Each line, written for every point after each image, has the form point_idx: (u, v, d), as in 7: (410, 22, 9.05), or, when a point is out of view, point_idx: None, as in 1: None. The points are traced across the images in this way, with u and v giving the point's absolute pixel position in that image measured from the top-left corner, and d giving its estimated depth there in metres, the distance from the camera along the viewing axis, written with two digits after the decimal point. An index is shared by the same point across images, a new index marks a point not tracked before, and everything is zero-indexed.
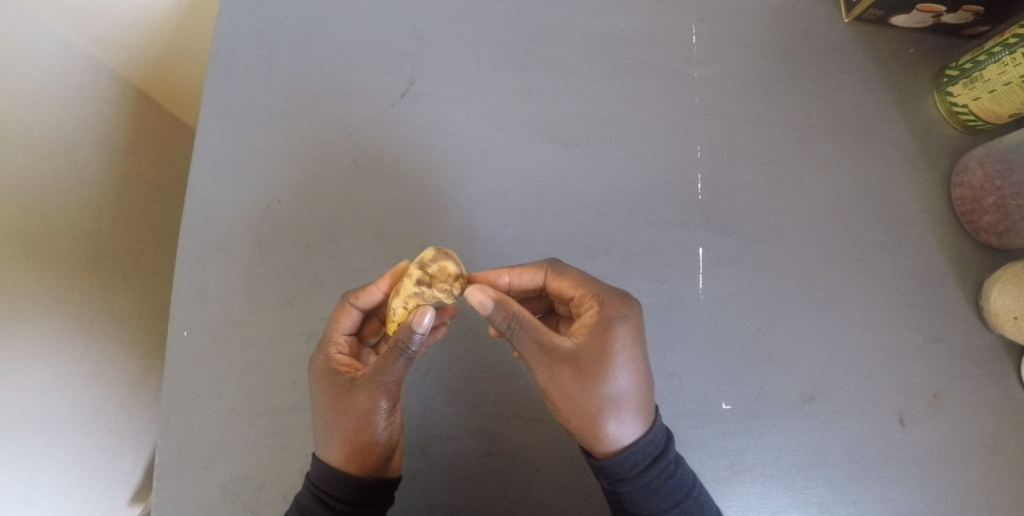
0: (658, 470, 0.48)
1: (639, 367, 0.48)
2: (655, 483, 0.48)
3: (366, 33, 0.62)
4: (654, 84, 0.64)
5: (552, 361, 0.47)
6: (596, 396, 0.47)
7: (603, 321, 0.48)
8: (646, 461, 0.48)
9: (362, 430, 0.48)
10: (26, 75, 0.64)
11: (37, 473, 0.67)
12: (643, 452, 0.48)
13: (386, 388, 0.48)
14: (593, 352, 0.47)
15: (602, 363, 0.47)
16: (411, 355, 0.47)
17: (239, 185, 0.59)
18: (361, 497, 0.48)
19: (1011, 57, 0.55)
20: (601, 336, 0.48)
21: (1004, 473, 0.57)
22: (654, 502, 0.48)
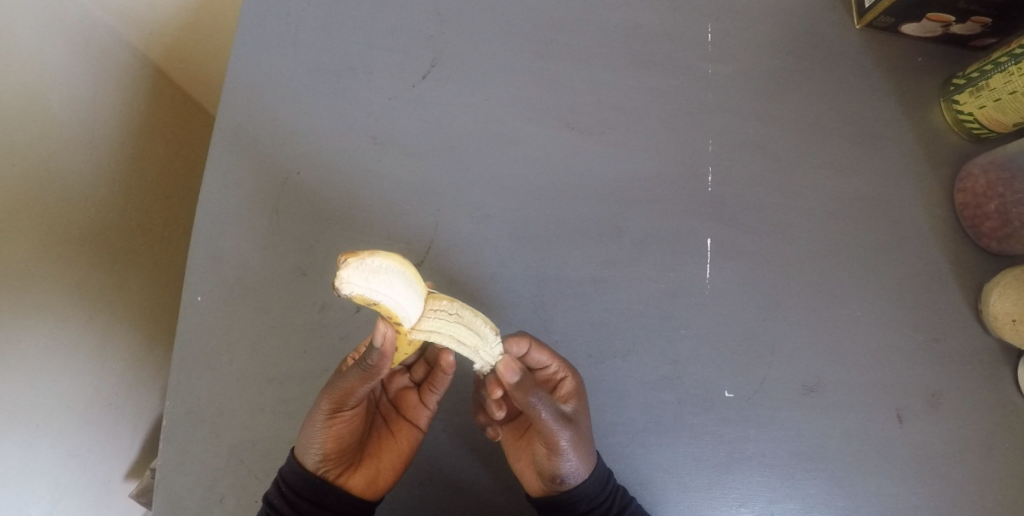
0: (604, 494, 0.51)
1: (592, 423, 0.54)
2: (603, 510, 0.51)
3: (390, 18, 0.64)
4: (668, 79, 0.65)
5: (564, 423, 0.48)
6: (584, 454, 0.50)
7: (579, 388, 0.52)
8: (593, 492, 0.51)
9: (323, 431, 0.49)
10: (46, 43, 0.67)
11: (36, 440, 0.67)
12: (595, 486, 0.51)
13: (348, 398, 0.48)
14: (578, 415, 0.51)
15: (586, 427, 0.51)
16: (365, 371, 0.46)
17: (261, 157, 0.61)
18: (308, 494, 0.49)
19: (1017, 67, 0.56)
20: (582, 401, 0.52)
21: (996, 473, 0.58)
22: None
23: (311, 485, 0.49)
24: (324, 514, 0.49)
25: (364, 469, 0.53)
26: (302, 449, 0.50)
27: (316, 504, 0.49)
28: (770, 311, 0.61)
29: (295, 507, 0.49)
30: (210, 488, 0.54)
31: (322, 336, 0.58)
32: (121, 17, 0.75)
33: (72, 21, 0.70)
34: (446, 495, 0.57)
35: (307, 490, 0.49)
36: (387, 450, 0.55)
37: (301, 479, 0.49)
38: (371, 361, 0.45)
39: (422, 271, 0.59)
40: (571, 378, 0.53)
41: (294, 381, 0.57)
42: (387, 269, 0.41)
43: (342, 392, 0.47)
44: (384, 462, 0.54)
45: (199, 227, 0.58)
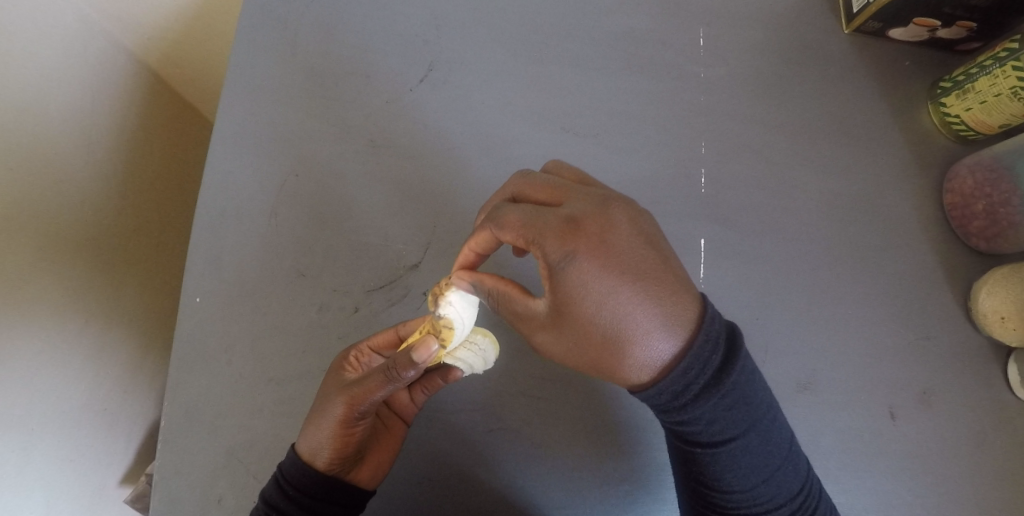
0: (700, 407, 0.43)
1: (622, 304, 0.41)
2: (693, 422, 0.43)
3: (388, 23, 0.65)
4: (662, 82, 0.66)
5: (552, 323, 0.43)
6: (618, 336, 0.42)
7: (553, 262, 0.42)
8: (675, 400, 0.43)
9: (336, 433, 0.49)
10: (46, 48, 0.67)
11: (32, 445, 0.67)
12: (667, 396, 0.42)
13: (365, 403, 0.49)
14: (570, 298, 0.42)
15: (575, 304, 0.42)
16: (398, 377, 0.47)
17: (260, 160, 0.61)
18: (320, 493, 0.49)
19: (1002, 70, 0.57)
20: (556, 287, 0.42)
21: (988, 469, 0.59)
22: (708, 431, 0.44)
23: (321, 486, 0.49)
24: (335, 510, 0.50)
25: (366, 464, 0.53)
26: (313, 450, 0.50)
27: (327, 501, 0.50)
28: (763, 310, 0.62)
29: (303, 506, 0.49)
30: (209, 489, 0.55)
31: (320, 336, 0.58)
32: (120, 24, 0.76)
33: (69, 28, 0.71)
34: (442, 493, 0.57)
35: (319, 490, 0.49)
36: (384, 446, 0.55)
37: (312, 480, 0.49)
38: (407, 370, 0.46)
39: (420, 271, 0.60)
40: (540, 253, 0.42)
41: (293, 381, 0.57)
42: (470, 306, 0.50)
43: (362, 396, 0.48)
44: (382, 457, 0.54)
45: (198, 228, 0.59)
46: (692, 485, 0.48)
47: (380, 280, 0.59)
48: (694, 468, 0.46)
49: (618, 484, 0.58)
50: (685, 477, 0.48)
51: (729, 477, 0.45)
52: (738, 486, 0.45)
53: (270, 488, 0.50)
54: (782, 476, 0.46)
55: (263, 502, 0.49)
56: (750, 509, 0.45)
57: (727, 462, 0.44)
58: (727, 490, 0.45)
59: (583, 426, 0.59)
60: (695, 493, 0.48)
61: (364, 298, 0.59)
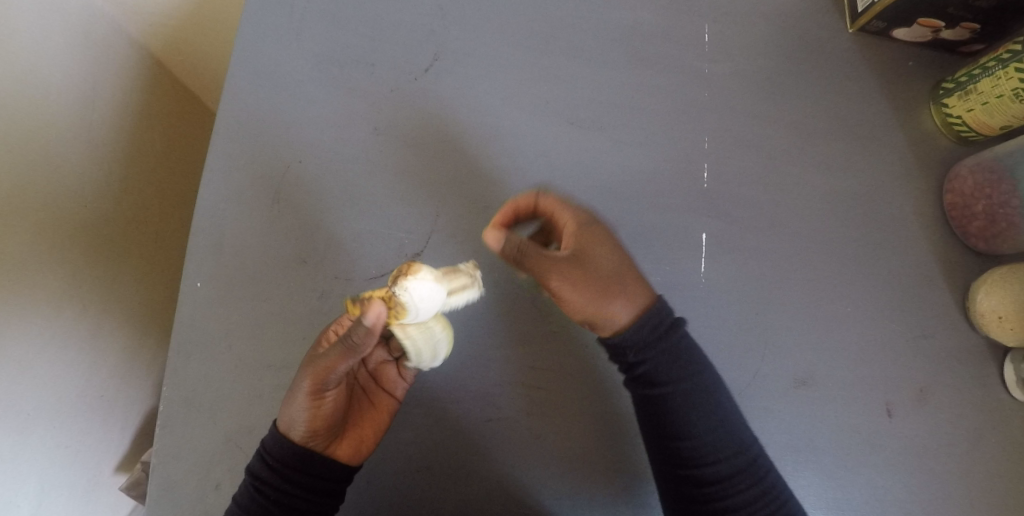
0: (660, 344, 0.53)
1: (616, 256, 0.54)
2: (671, 363, 0.53)
3: (393, 13, 0.65)
4: (666, 77, 0.67)
5: (573, 266, 0.52)
6: (609, 278, 0.53)
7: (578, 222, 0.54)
8: (645, 340, 0.53)
9: (308, 408, 0.50)
10: (50, 31, 0.67)
11: (28, 430, 0.67)
12: (644, 330, 0.53)
13: (330, 377, 0.49)
14: (586, 247, 0.53)
15: (592, 249, 0.53)
16: (353, 348, 0.47)
17: (264, 145, 0.61)
18: (298, 463, 0.50)
19: (1005, 71, 0.58)
20: (580, 235, 0.54)
21: (983, 468, 0.60)
22: (677, 369, 0.53)
23: (298, 456, 0.50)
24: (314, 482, 0.51)
25: (347, 439, 0.54)
26: (288, 424, 0.51)
27: (306, 473, 0.51)
28: (763, 306, 0.62)
29: (282, 475, 0.50)
30: (208, 474, 0.55)
31: (321, 324, 0.58)
32: (124, 10, 0.75)
33: (73, 13, 0.70)
34: (439, 481, 0.57)
35: (295, 461, 0.50)
36: (367, 420, 0.56)
37: (290, 452, 0.50)
38: (361, 338, 0.47)
39: (421, 260, 0.60)
40: (566, 217, 0.55)
41: (292, 368, 0.57)
42: (429, 296, 0.50)
43: (325, 371, 0.48)
44: (365, 431, 0.55)
45: (200, 214, 0.59)
46: (665, 445, 0.54)
47: (382, 269, 0.60)
48: (662, 421, 0.54)
49: (614, 477, 0.58)
50: (654, 437, 0.54)
51: (693, 418, 0.53)
52: (699, 425, 0.52)
53: (253, 462, 0.51)
54: (734, 421, 0.53)
55: (249, 475, 0.51)
56: (714, 452, 0.52)
57: (693, 399, 0.53)
58: (694, 430, 0.53)
59: (581, 418, 0.59)
60: (668, 453, 0.54)
61: (365, 286, 0.59)
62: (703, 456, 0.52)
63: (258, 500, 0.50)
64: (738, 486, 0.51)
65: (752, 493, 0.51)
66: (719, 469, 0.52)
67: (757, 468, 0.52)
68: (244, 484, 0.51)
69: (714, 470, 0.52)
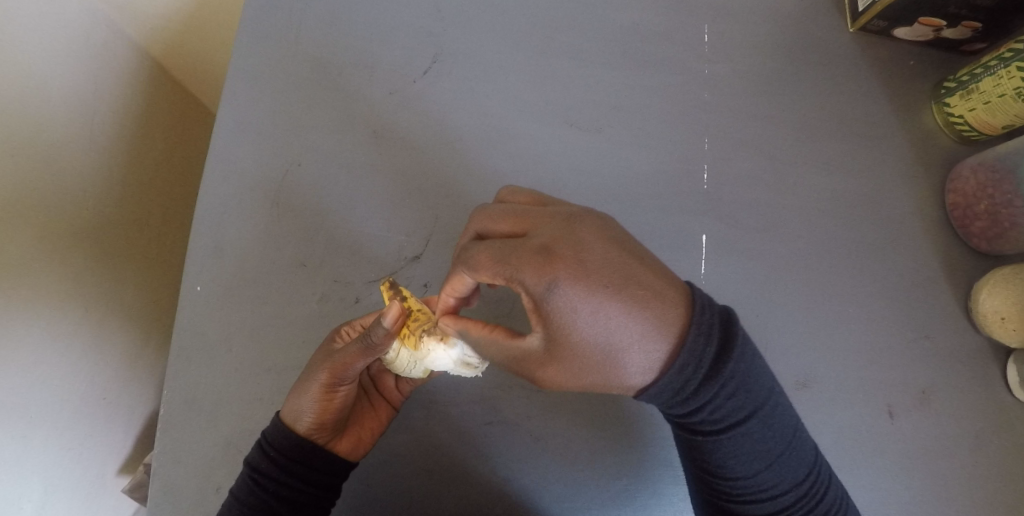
0: (702, 394, 0.43)
1: (603, 330, 0.42)
2: (705, 415, 0.45)
3: (392, 15, 0.65)
4: (666, 78, 0.66)
5: (552, 351, 0.43)
6: (602, 358, 0.42)
7: (539, 302, 0.42)
8: (679, 393, 0.43)
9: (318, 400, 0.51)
10: (50, 35, 0.67)
11: (31, 432, 0.67)
12: (666, 394, 0.44)
13: (346, 372, 0.50)
14: (561, 335, 0.42)
15: (568, 335, 0.42)
16: (371, 345, 0.49)
17: (263, 149, 0.61)
18: (300, 454, 0.51)
19: (1007, 70, 0.57)
20: (546, 322, 0.42)
21: (986, 469, 0.59)
22: (710, 420, 0.45)
23: (301, 448, 0.51)
24: (313, 474, 0.51)
25: (348, 436, 0.54)
26: (295, 415, 0.51)
27: (307, 465, 0.51)
28: (764, 307, 0.62)
29: (284, 466, 0.50)
30: (209, 477, 0.55)
31: (321, 327, 0.58)
32: (124, 13, 0.75)
33: (73, 16, 0.70)
34: (439, 483, 0.57)
35: (298, 453, 0.51)
36: (368, 419, 0.56)
37: (293, 443, 0.50)
38: (379, 337, 0.49)
39: (420, 264, 0.60)
40: (525, 293, 0.42)
41: (293, 371, 0.57)
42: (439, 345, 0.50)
43: (343, 365, 0.50)
44: (365, 429, 0.55)
45: (200, 217, 0.59)
46: (704, 478, 0.48)
47: (382, 272, 0.60)
48: (696, 461, 0.48)
49: (614, 480, 0.58)
50: (694, 468, 0.49)
51: (731, 467, 0.46)
52: (739, 472, 0.46)
53: (253, 453, 0.51)
54: (787, 459, 0.46)
55: (247, 466, 0.51)
56: (755, 494, 0.47)
57: (729, 449, 0.45)
58: (731, 475, 0.46)
59: (581, 422, 0.59)
60: (704, 485, 0.49)
61: (365, 289, 0.59)
62: (744, 497, 0.47)
63: (257, 492, 0.49)
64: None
65: None
66: (761, 509, 0.47)
67: (808, 501, 0.47)
68: (242, 476, 0.51)
69: (757, 509, 0.47)
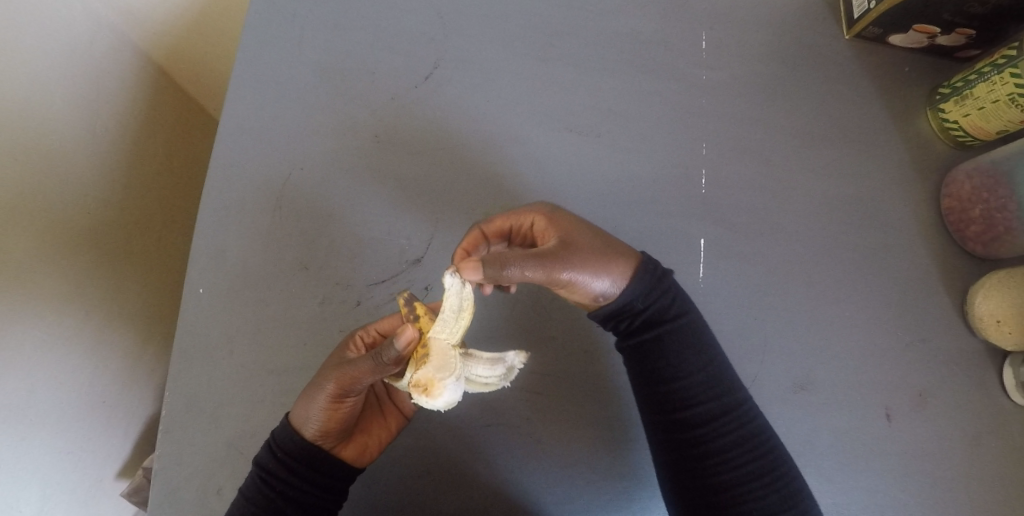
0: (663, 287, 0.54)
1: (599, 232, 0.54)
2: (668, 305, 0.55)
3: (393, 21, 0.66)
4: (664, 84, 0.67)
5: (568, 242, 0.51)
6: (605, 250, 0.52)
7: (550, 215, 0.53)
8: (650, 285, 0.54)
9: (325, 408, 0.49)
10: (53, 41, 0.68)
11: (30, 436, 0.68)
12: (647, 284, 0.54)
13: (354, 385, 0.48)
14: (575, 234, 0.52)
15: (578, 231, 0.53)
16: (380, 364, 0.46)
17: (266, 152, 0.62)
18: (307, 458, 0.50)
19: (1000, 77, 0.58)
20: (559, 226, 0.52)
21: (983, 472, 0.60)
22: (673, 312, 0.55)
23: (307, 453, 0.50)
24: (318, 481, 0.51)
25: (355, 443, 0.54)
26: (303, 420, 0.50)
27: (313, 471, 0.51)
28: (762, 310, 0.62)
29: (290, 469, 0.50)
30: (210, 479, 0.55)
31: (322, 329, 0.58)
32: (128, 19, 0.76)
33: (78, 21, 0.71)
34: (438, 485, 0.57)
35: (305, 457, 0.50)
36: (376, 428, 0.55)
37: (300, 448, 0.50)
38: (389, 356, 0.45)
39: (421, 266, 0.60)
40: (537, 215, 0.53)
41: (294, 373, 0.57)
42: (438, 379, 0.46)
43: (352, 379, 0.47)
44: (372, 438, 0.55)
45: (203, 220, 0.59)
46: (664, 387, 0.54)
47: (382, 275, 0.60)
48: (661, 366, 0.54)
49: (614, 481, 0.58)
50: (654, 384, 0.54)
51: (690, 357, 0.54)
52: (696, 364, 0.54)
53: (263, 453, 0.51)
54: (726, 364, 0.55)
55: (257, 466, 0.51)
56: (709, 392, 0.53)
57: (687, 339, 0.54)
58: (690, 368, 0.54)
59: (581, 424, 0.59)
60: (664, 400, 0.54)
61: (365, 291, 0.59)
62: (700, 395, 0.53)
63: (263, 492, 0.49)
64: (733, 428, 0.52)
65: (749, 431, 0.52)
66: (715, 408, 0.53)
67: (748, 410, 0.53)
68: (252, 475, 0.51)
69: (712, 410, 0.53)
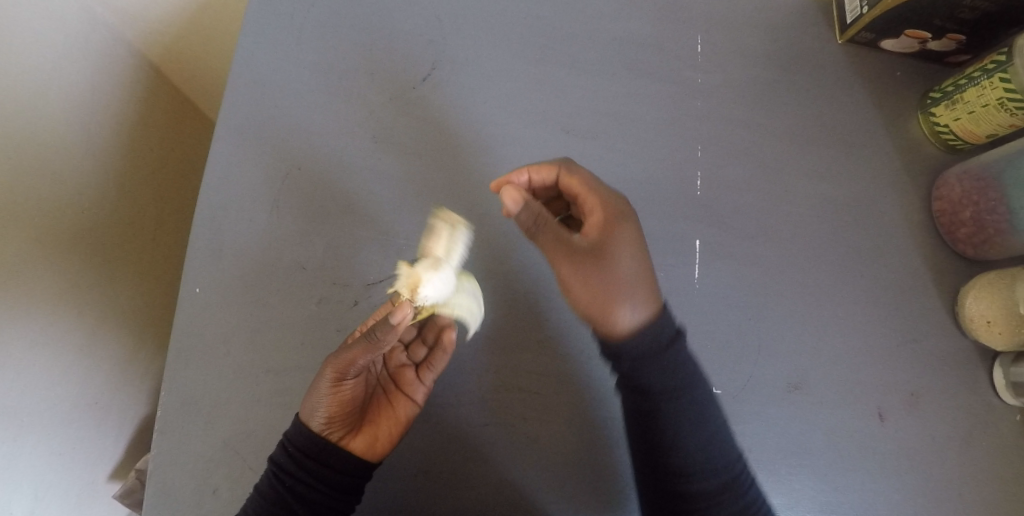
0: (666, 355, 0.53)
1: (634, 265, 0.52)
2: (669, 374, 0.53)
3: (391, 23, 0.66)
4: (660, 87, 0.68)
5: (597, 249, 0.52)
6: (617, 283, 0.51)
7: (606, 218, 0.53)
8: (660, 345, 0.53)
9: (327, 397, 0.52)
10: (49, 40, 0.68)
11: (23, 437, 0.67)
12: (648, 337, 0.52)
13: (351, 368, 0.50)
14: (609, 244, 0.52)
15: (613, 250, 0.52)
16: (374, 344, 0.49)
17: (263, 152, 0.62)
18: (317, 450, 0.52)
19: (989, 81, 0.59)
20: (604, 230, 0.52)
21: (974, 471, 0.60)
22: (672, 377, 0.53)
23: (315, 445, 0.52)
24: (327, 472, 0.52)
25: (365, 433, 0.55)
26: (308, 413, 0.52)
27: (321, 463, 0.52)
28: (756, 311, 0.63)
29: (300, 463, 0.52)
30: (205, 480, 0.55)
31: (319, 329, 0.58)
32: (124, 17, 0.76)
33: (74, 19, 0.71)
34: (435, 484, 0.57)
35: (313, 449, 0.52)
36: (387, 418, 0.57)
37: (307, 440, 0.52)
38: (384, 333, 0.48)
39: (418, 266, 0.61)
40: (598, 210, 0.53)
41: (292, 373, 0.57)
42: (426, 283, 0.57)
43: (346, 362, 0.50)
44: (383, 429, 0.56)
45: (200, 219, 0.59)
46: (656, 456, 0.54)
47: (379, 274, 0.60)
48: (655, 434, 0.54)
49: (610, 481, 0.59)
50: (646, 449, 0.54)
51: (685, 430, 0.53)
52: (689, 436, 0.53)
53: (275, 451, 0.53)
54: (724, 436, 0.54)
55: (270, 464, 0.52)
56: (700, 465, 0.53)
57: (683, 410, 0.53)
58: (682, 441, 0.53)
59: (577, 424, 0.59)
60: (655, 466, 0.54)
61: (362, 291, 0.60)
62: (690, 467, 0.53)
63: (275, 487, 0.51)
64: (720, 504, 0.52)
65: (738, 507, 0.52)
66: (704, 482, 0.53)
67: (739, 486, 0.53)
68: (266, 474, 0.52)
69: (701, 484, 0.53)
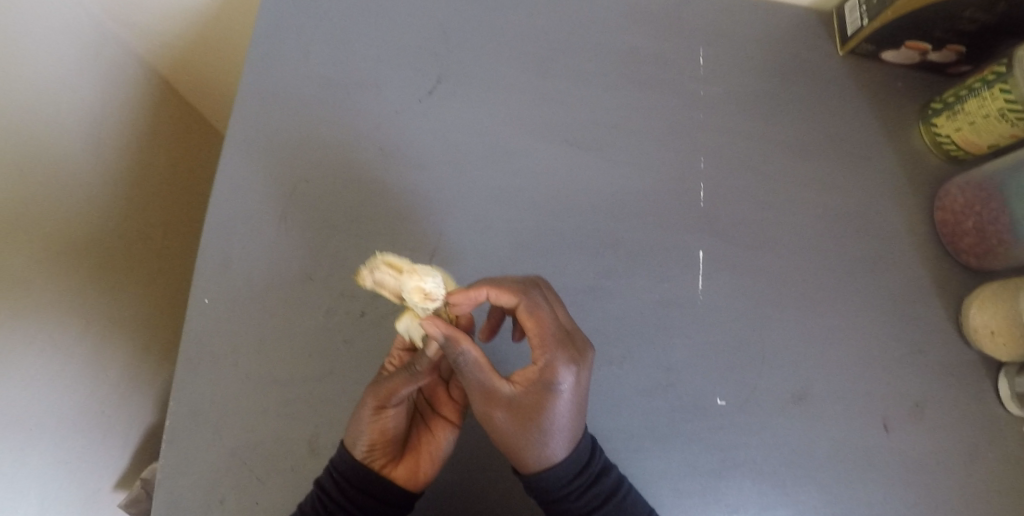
0: (580, 480, 0.52)
1: (563, 429, 0.50)
2: (579, 498, 0.52)
3: (397, 37, 0.67)
4: (663, 99, 0.68)
5: (519, 407, 0.49)
6: (534, 442, 0.49)
7: (542, 377, 0.49)
8: (569, 477, 0.51)
9: (371, 425, 0.52)
10: (62, 55, 0.69)
11: (31, 446, 0.67)
12: (561, 481, 0.51)
13: (394, 397, 0.51)
14: (535, 410, 0.49)
15: (541, 411, 0.49)
16: (416, 372, 0.51)
17: (271, 164, 0.62)
18: (360, 478, 0.51)
19: (990, 92, 0.59)
20: (535, 398, 0.49)
21: (979, 482, 0.60)
22: (581, 503, 0.52)
23: (358, 472, 0.51)
24: (371, 502, 0.51)
25: (407, 462, 0.54)
26: (351, 439, 0.52)
27: (365, 491, 0.51)
28: (760, 321, 0.63)
29: (346, 492, 0.51)
30: (212, 490, 0.55)
31: (327, 340, 0.59)
32: (133, 32, 0.77)
33: (84, 33, 0.72)
34: (440, 497, 0.57)
35: (357, 478, 0.51)
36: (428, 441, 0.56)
37: (352, 467, 0.51)
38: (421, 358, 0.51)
39: None
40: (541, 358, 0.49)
41: (299, 384, 0.58)
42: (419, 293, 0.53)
43: (388, 391, 0.50)
44: (425, 452, 0.55)
45: (208, 230, 0.60)
46: None
47: None
48: None
49: None
50: None
51: None
52: None
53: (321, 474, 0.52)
54: None
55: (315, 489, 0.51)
56: None
57: None
58: None
59: None
60: None
61: (369, 302, 0.60)
62: None
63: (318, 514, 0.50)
64: None
65: None
66: None
67: None
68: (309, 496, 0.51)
69: None
